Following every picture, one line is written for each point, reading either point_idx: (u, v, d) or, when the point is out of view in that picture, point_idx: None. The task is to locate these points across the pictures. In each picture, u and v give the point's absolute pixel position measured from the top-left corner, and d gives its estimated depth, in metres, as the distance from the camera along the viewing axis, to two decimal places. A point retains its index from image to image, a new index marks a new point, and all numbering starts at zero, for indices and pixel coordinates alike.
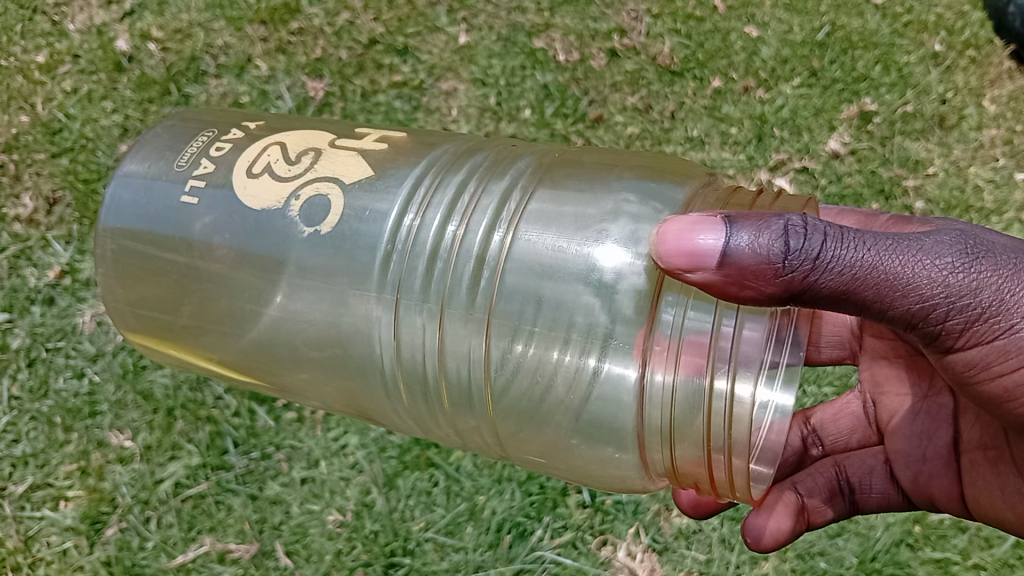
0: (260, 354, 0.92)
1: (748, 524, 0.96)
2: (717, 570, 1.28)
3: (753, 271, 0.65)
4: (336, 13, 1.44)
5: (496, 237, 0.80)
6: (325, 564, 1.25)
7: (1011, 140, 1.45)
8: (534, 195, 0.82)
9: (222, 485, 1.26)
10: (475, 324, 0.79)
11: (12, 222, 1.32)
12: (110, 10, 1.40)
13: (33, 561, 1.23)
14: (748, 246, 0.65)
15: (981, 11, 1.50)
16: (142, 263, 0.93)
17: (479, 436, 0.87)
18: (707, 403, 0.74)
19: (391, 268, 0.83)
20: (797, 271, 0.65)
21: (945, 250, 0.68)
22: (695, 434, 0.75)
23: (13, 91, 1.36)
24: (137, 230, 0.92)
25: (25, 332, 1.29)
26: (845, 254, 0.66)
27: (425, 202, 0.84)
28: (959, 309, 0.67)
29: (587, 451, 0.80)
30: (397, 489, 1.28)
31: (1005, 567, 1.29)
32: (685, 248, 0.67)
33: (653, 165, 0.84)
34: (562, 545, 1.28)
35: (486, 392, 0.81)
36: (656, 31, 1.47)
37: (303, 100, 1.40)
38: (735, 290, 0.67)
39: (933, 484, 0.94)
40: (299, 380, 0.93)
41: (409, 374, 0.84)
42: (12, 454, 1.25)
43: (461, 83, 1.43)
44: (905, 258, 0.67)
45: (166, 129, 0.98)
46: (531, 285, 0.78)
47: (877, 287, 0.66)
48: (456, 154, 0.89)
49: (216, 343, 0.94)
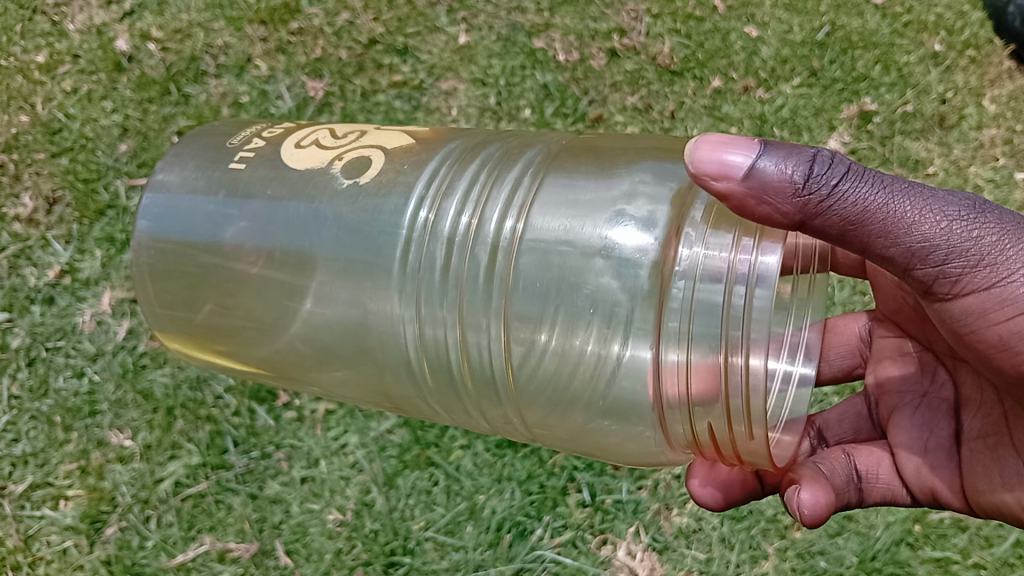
0: (295, 355, 0.93)
1: (799, 499, 0.83)
2: (718, 569, 1.28)
3: (776, 187, 0.66)
4: (336, 12, 1.44)
5: (508, 223, 0.80)
6: (325, 564, 1.25)
7: (1011, 140, 1.46)
8: (546, 181, 0.82)
9: (222, 484, 1.26)
10: (494, 313, 0.79)
11: (12, 222, 1.32)
12: (111, 11, 1.40)
13: (33, 561, 1.23)
14: (776, 163, 0.66)
15: (980, 11, 1.50)
16: (175, 268, 0.94)
17: (506, 420, 0.87)
18: (723, 377, 0.72)
19: (409, 261, 0.83)
20: (817, 193, 0.65)
21: (956, 202, 0.69)
22: (715, 407, 0.74)
23: (13, 91, 1.36)
24: (173, 239, 0.93)
25: (25, 332, 1.29)
26: (865, 186, 0.66)
27: (440, 195, 0.84)
28: (962, 254, 0.67)
29: (618, 434, 0.80)
30: (397, 488, 1.28)
31: (1005, 567, 1.29)
32: (716, 156, 0.67)
33: (668, 146, 0.84)
34: (562, 545, 1.28)
35: (511, 379, 0.80)
36: (656, 31, 1.47)
37: (303, 99, 1.40)
38: (754, 205, 0.67)
39: (934, 476, 0.92)
40: (336, 376, 0.94)
41: (435, 365, 0.84)
42: (12, 454, 1.25)
43: (461, 83, 1.43)
44: (918, 199, 0.67)
45: (189, 143, 1.00)
46: (547, 269, 0.78)
47: (887, 219, 0.66)
48: (468, 147, 0.90)
49: (255, 343, 0.95)
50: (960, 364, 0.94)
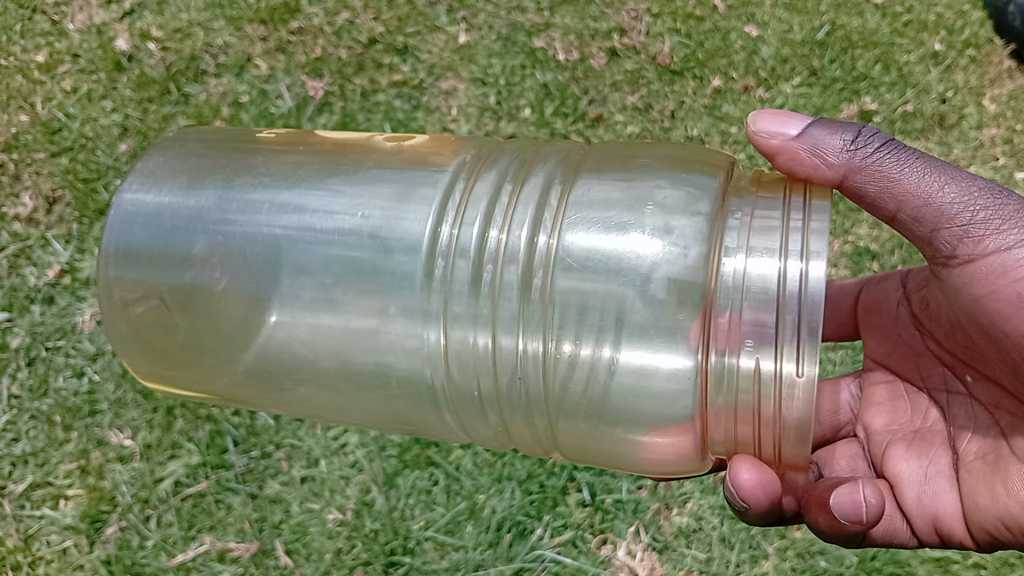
0: (266, 373, 0.92)
1: (860, 496, 0.78)
2: (718, 569, 1.28)
3: (820, 143, 0.79)
4: (336, 12, 1.44)
5: (541, 240, 0.80)
6: (325, 564, 1.26)
7: (1011, 139, 1.46)
8: (574, 195, 0.81)
9: (222, 484, 1.26)
10: (530, 330, 0.78)
11: (12, 222, 1.32)
12: (111, 10, 1.40)
13: (33, 560, 1.23)
14: (823, 127, 0.80)
15: (980, 10, 1.50)
16: (145, 293, 0.90)
17: (533, 436, 0.84)
18: (772, 382, 0.70)
19: (437, 280, 0.82)
20: (855, 149, 0.78)
21: (982, 183, 0.78)
22: (758, 414, 0.72)
23: (13, 91, 1.36)
24: (150, 255, 0.90)
25: (25, 331, 1.29)
26: (898, 153, 0.78)
27: (460, 210, 0.83)
28: (979, 217, 0.76)
29: (638, 448, 0.79)
30: (397, 488, 1.28)
31: (1006, 567, 1.29)
32: (776, 120, 0.82)
33: (679, 153, 0.84)
34: (562, 544, 1.28)
35: (546, 398, 0.79)
36: (656, 30, 1.47)
37: (303, 99, 1.40)
38: (800, 159, 0.80)
39: (936, 500, 0.88)
40: (301, 395, 0.92)
41: (462, 387, 0.82)
42: (12, 453, 1.25)
43: (461, 82, 1.43)
44: (944, 171, 0.78)
45: (159, 153, 0.96)
46: (583, 283, 0.78)
47: (915, 177, 0.77)
48: (479, 157, 0.88)
49: (231, 366, 0.92)
50: (952, 396, 0.92)
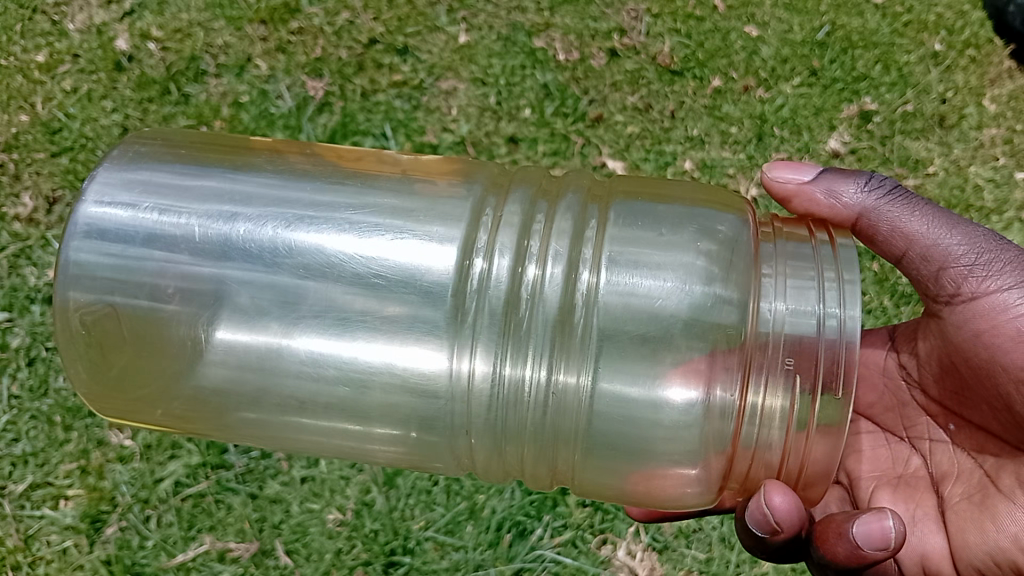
0: (210, 398, 0.86)
1: (886, 523, 0.76)
2: (717, 569, 1.29)
3: (832, 187, 0.88)
4: (336, 12, 1.44)
5: (584, 278, 0.80)
6: (325, 564, 1.26)
7: (1011, 140, 1.46)
8: (608, 234, 0.82)
9: (222, 484, 1.26)
10: (567, 366, 0.79)
11: (12, 222, 1.32)
12: (110, 10, 1.40)
13: (33, 560, 1.23)
14: (836, 172, 0.89)
15: (980, 11, 1.50)
16: (93, 314, 0.83)
17: (539, 472, 0.83)
18: (804, 421, 0.75)
19: (468, 315, 0.80)
20: (863, 193, 0.87)
21: (985, 230, 0.84)
22: (782, 448, 0.77)
23: (13, 91, 1.36)
24: (112, 274, 0.83)
25: (25, 331, 1.28)
26: (903, 198, 0.86)
27: (492, 241, 0.81)
28: (976, 260, 0.81)
29: (641, 478, 0.81)
30: (397, 488, 1.28)
31: None
32: (795, 165, 0.91)
33: (680, 194, 0.88)
34: (562, 545, 1.28)
35: (576, 432, 0.79)
36: (656, 30, 1.47)
37: (303, 99, 1.40)
38: (813, 200, 0.88)
39: (924, 541, 0.89)
40: (243, 421, 0.87)
41: (479, 423, 0.80)
42: (12, 453, 1.25)
43: (461, 82, 1.43)
44: (947, 217, 0.85)
45: (137, 155, 0.88)
46: (616, 323, 0.80)
47: (921, 217, 0.84)
48: (496, 186, 0.87)
49: (181, 397, 0.86)
50: (936, 441, 0.93)
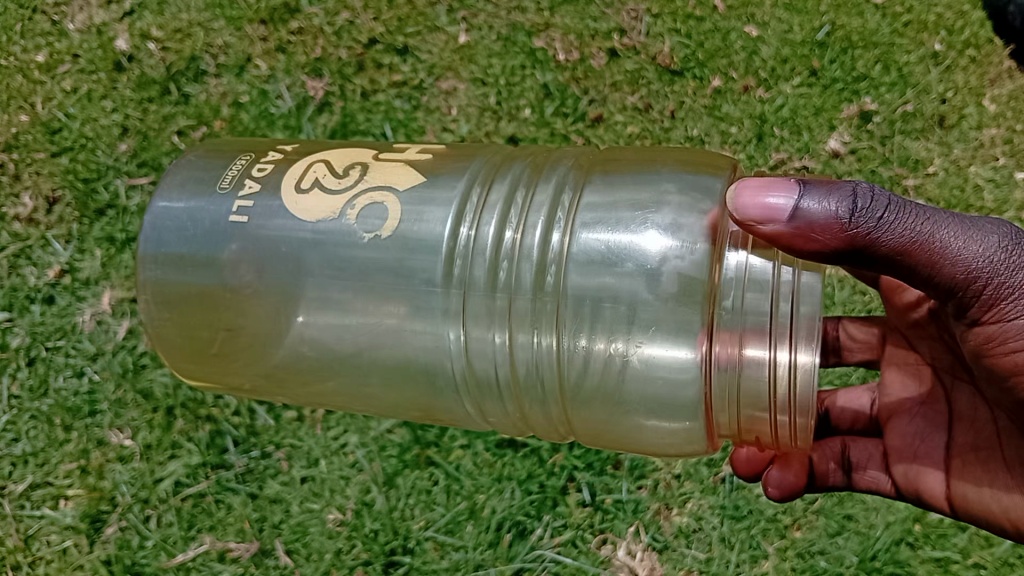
0: (286, 370, 0.94)
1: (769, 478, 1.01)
2: (717, 569, 1.30)
3: (823, 226, 0.72)
4: (336, 12, 1.44)
5: (555, 237, 0.83)
6: (325, 564, 1.25)
7: (1011, 140, 1.46)
8: (585, 193, 0.85)
9: (222, 484, 1.26)
10: (545, 323, 0.82)
11: (12, 222, 1.32)
12: (110, 10, 1.40)
13: (33, 560, 1.22)
14: (821, 205, 0.72)
15: (980, 11, 1.51)
16: (174, 291, 0.92)
17: (546, 422, 0.89)
18: (771, 372, 0.77)
19: (456, 273, 0.85)
20: (861, 227, 0.71)
21: (991, 234, 0.74)
22: (759, 396, 0.78)
23: (13, 91, 1.36)
24: (182, 254, 0.91)
25: (25, 332, 1.28)
26: (905, 219, 0.72)
27: (478, 208, 0.86)
28: (994, 285, 0.73)
29: (653, 431, 0.83)
30: (397, 488, 1.28)
31: (1005, 566, 1.34)
32: (764, 204, 0.73)
33: (687, 157, 0.87)
34: (562, 544, 1.28)
35: (560, 387, 0.83)
36: (656, 30, 1.47)
37: (303, 98, 1.40)
38: (802, 243, 0.73)
39: (922, 477, 0.96)
40: (332, 384, 0.94)
41: (482, 384, 0.87)
42: (12, 453, 1.25)
43: (461, 82, 1.43)
44: (958, 231, 0.73)
45: (197, 157, 0.97)
46: (591, 280, 0.81)
47: (933, 254, 0.72)
48: (496, 161, 0.90)
49: (262, 361, 0.94)
50: (958, 382, 0.96)
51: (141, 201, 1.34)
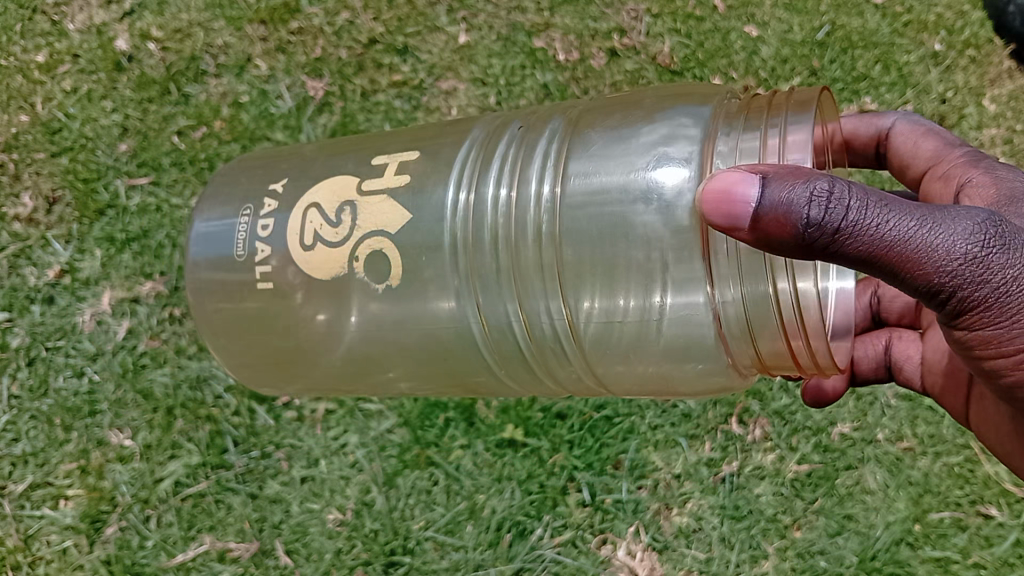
0: (355, 360, 0.99)
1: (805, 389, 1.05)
2: (717, 568, 1.31)
3: (781, 237, 0.61)
4: (336, 12, 1.44)
5: (545, 188, 0.84)
6: (325, 564, 1.26)
7: (1011, 140, 1.46)
8: (573, 142, 0.85)
9: (222, 484, 1.26)
10: (548, 278, 0.83)
11: (12, 222, 1.32)
12: (110, 10, 1.39)
13: (33, 560, 1.23)
14: (781, 210, 0.60)
15: (980, 11, 1.51)
16: (227, 313, 1.03)
17: (580, 381, 0.90)
18: (775, 305, 0.75)
19: (459, 242, 0.88)
20: (824, 240, 0.60)
21: (976, 236, 0.61)
22: (771, 328, 0.76)
23: (13, 91, 1.36)
24: (226, 285, 1.01)
25: (25, 332, 1.28)
26: (877, 225, 0.59)
27: (475, 177, 0.89)
28: (972, 296, 0.62)
29: (692, 375, 0.83)
30: (397, 488, 1.28)
31: (1004, 567, 1.35)
32: (721, 208, 0.62)
33: (684, 89, 0.85)
34: (562, 544, 1.29)
35: (573, 341, 0.84)
36: (656, 30, 1.47)
37: (303, 99, 1.40)
38: (761, 246, 0.63)
39: (946, 393, 1.00)
40: (390, 377, 1.00)
41: (506, 352, 0.89)
42: (12, 453, 1.25)
43: (461, 82, 1.43)
44: (938, 236, 0.60)
45: (210, 209, 1.05)
46: (588, 224, 0.81)
47: (907, 264, 0.60)
48: (492, 129, 0.94)
49: (317, 363, 1.01)
50: None
51: (141, 201, 1.34)
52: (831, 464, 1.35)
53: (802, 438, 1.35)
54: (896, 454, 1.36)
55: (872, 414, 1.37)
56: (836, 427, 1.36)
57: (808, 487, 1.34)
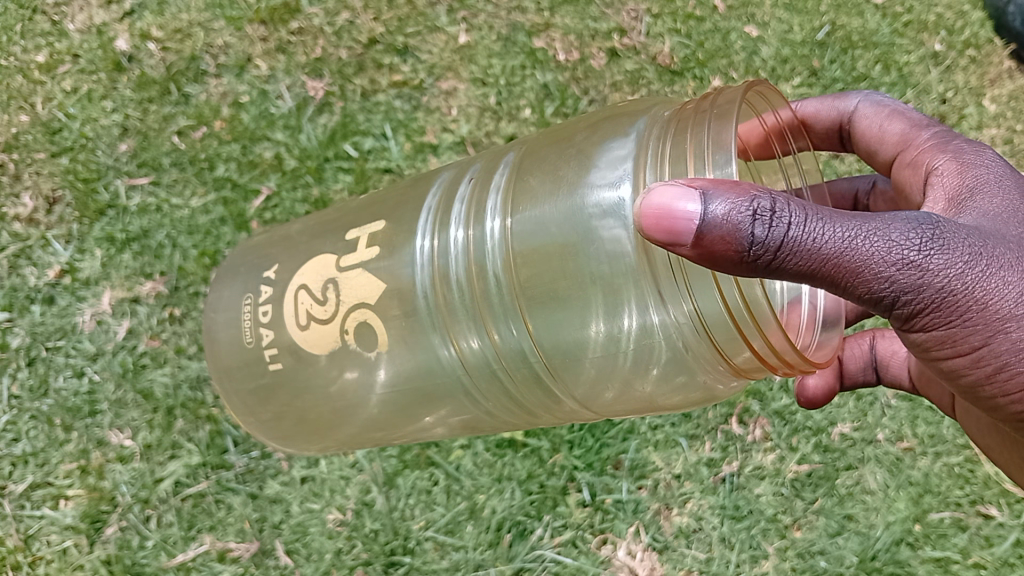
0: (392, 413, 0.98)
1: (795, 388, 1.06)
2: (717, 569, 1.31)
3: (725, 255, 0.59)
4: (336, 12, 1.43)
5: (497, 221, 0.83)
6: (325, 564, 1.26)
7: (1011, 139, 1.47)
8: (524, 175, 0.85)
9: (222, 484, 1.26)
10: (514, 313, 0.82)
11: (12, 222, 1.31)
12: (110, 11, 1.39)
13: (33, 560, 1.22)
14: (722, 226, 0.58)
15: (980, 11, 1.52)
16: (250, 373, 1.08)
17: (581, 410, 0.89)
18: (726, 309, 0.69)
19: (427, 286, 0.88)
20: (763, 255, 0.58)
21: (914, 239, 0.60)
22: (732, 334, 0.71)
23: (13, 90, 1.35)
24: (248, 355, 1.07)
25: (25, 331, 1.28)
26: (815, 235, 0.58)
27: (437, 223, 0.90)
28: (914, 298, 0.61)
29: (682, 392, 0.82)
30: (397, 488, 1.28)
31: (1005, 566, 1.35)
32: (664, 224, 0.59)
33: (629, 109, 0.84)
34: (561, 545, 1.29)
35: (555, 372, 0.82)
36: (656, 30, 1.47)
37: (303, 99, 1.40)
38: (709, 263, 0.60)
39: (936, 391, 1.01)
40: (425, 423, 0.99)
41: (500, 391, 0.88)
42: (11, 453, 1.24)
43: (462, 82, 1.43)
44: (875, 241, 0.59)
45: (229, 297, 1.14)
46: (545, 249, 0.79)
47: (850, 273, 0.59)
48: (455, 176, 0.97)
49: (350, 419, 1.02)
50: None
51: (141, 201, 1.34)
52: (831, 464, 1.35)
53: (802, 438, 1.35)
54: (896, 454, 1.36)
55: (872, 414, 1.37)
56: (835, 427, 1.36)
57: (808, 487, 1.34)
